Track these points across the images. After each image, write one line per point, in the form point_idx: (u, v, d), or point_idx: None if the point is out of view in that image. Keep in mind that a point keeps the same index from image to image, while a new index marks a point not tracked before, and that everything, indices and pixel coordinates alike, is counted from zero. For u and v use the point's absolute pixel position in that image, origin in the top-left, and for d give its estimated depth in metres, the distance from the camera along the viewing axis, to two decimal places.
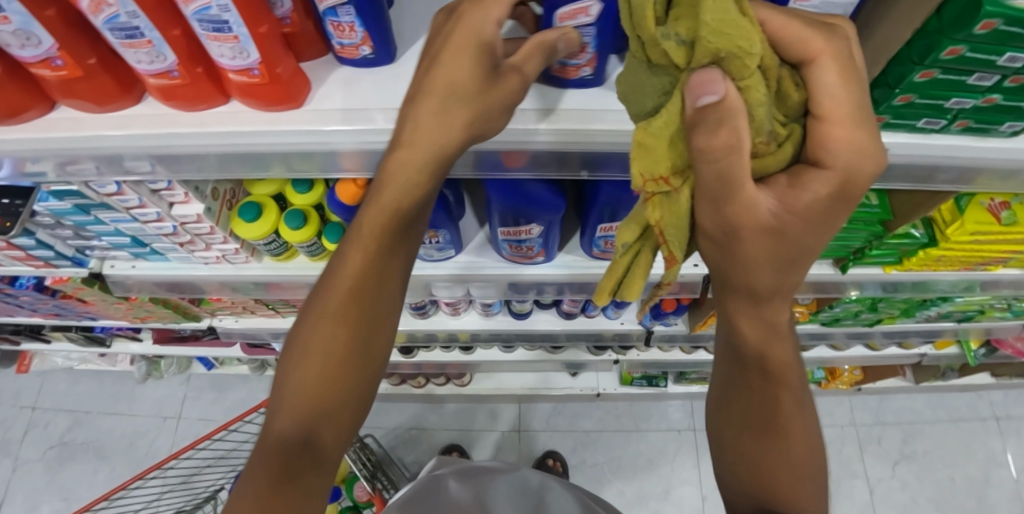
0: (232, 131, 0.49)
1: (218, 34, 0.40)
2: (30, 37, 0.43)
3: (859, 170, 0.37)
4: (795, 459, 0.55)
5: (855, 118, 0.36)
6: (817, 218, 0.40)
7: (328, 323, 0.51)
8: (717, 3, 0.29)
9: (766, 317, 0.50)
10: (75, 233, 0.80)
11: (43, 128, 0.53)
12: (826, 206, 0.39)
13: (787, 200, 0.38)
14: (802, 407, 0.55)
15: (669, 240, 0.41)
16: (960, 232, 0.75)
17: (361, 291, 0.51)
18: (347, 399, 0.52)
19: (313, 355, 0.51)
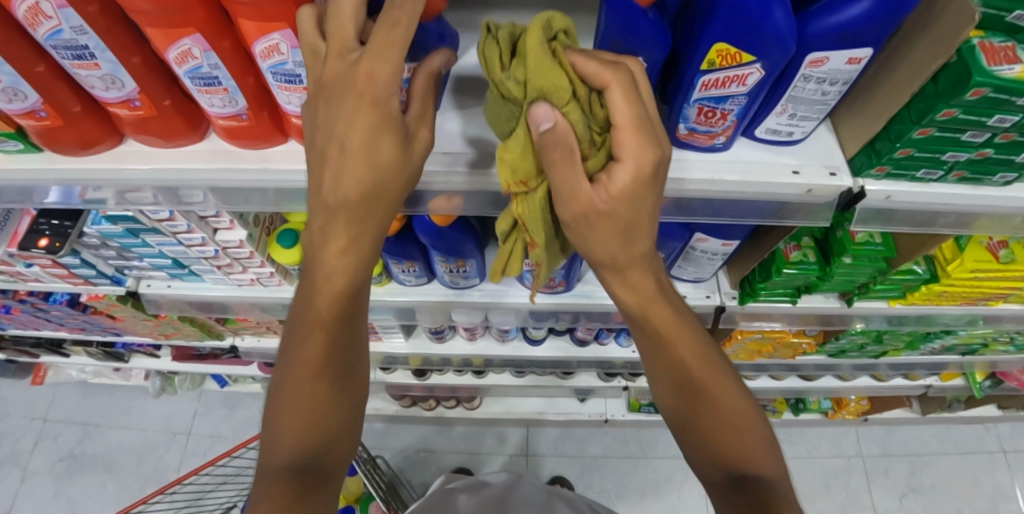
0: (292, 169, 0.53)
1: (289, 85, 0.44)
2: (115, 81, 0.46)
3: (650, 159, 0.41)
4: (728, 414, 0.53)
5: (633, 123, 0.40)
6: (640, 200, 0.44)
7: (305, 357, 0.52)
8: (538, 54, 0.37)
9: (637, 280, 0.51)
10: (118, 253, 0.83)
11: (113, 160, 0.56)
12: (642, 192, 0.43)
13: (614, 193, 0.43)
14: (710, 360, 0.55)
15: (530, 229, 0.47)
16: (960, 269, 0.78)
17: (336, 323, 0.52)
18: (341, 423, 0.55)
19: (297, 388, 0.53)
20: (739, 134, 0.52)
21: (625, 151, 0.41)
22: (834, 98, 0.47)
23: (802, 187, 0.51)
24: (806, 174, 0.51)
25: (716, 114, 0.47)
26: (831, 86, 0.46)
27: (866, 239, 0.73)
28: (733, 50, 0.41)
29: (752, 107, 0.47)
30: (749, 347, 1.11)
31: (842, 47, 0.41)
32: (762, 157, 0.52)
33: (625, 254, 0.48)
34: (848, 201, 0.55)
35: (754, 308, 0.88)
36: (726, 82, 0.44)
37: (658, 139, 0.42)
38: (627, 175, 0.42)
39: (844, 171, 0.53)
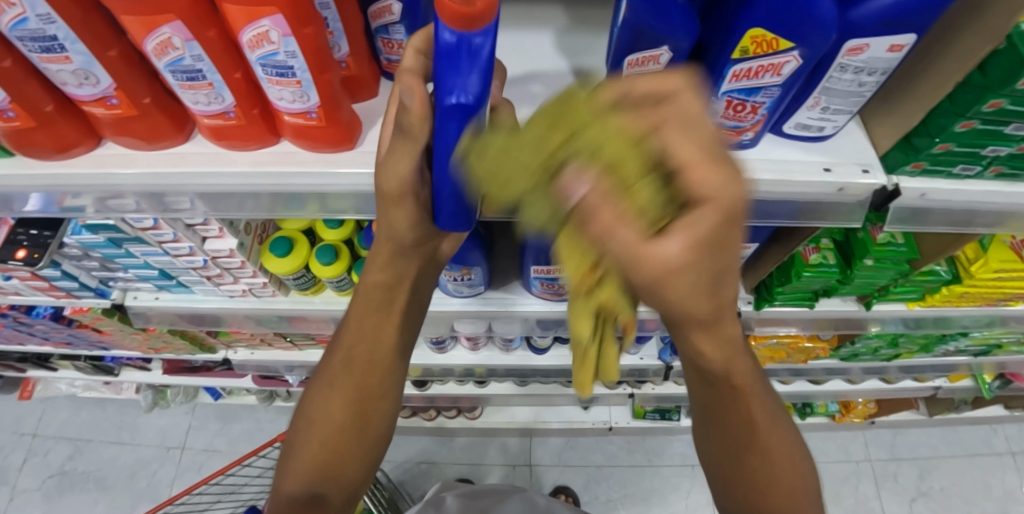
0: (285, 172, 0.49)
1: (281, 79, 0.40)
2: (89, 77, 0.42)
3: (732, 197, 0.28)
4: (783, 460, 0.54)
5: (708, 155, 0.28)
6: (713, 257, 0.30)
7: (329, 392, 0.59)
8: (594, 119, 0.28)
9: (723, 335, 0.39)
10: (101, 264, 0.79)
11: (91, 164, 0.52)
12: (722, 233, 0.29)
13: (696, 239, 0.28)
14: (773, 417, 0.53)
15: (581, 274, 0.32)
16: (984, 269, 0.75)
17: (354, 363, 0.58)
18: (350, 458, 0.59)
19: (314, 424, 0.58)
20: (767, 130, 0.49)
21: (701, 190, 0.28)
22: (871, 89, 0.44)
23: (833, 186, 0.48)
24: (838, 171, 0.48)
25: (746, 107, 0.44)
26: (870, 76, 0.42)
27: (888, 240, 0.70)
28: (770, 36, 0.38)
29: (784, 100, 0.44)
30: (762, 353, 1.07)
31: (885, 33, 0.38)
32: (790, 154, 0.49)
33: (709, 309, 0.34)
34: (882, 200, 0.51)
35: (769, 313, 0.85)
36: (760, 72, 0.41)
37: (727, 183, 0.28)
38: (685, 246, 0.28)
39: (877, 168, 0.49)
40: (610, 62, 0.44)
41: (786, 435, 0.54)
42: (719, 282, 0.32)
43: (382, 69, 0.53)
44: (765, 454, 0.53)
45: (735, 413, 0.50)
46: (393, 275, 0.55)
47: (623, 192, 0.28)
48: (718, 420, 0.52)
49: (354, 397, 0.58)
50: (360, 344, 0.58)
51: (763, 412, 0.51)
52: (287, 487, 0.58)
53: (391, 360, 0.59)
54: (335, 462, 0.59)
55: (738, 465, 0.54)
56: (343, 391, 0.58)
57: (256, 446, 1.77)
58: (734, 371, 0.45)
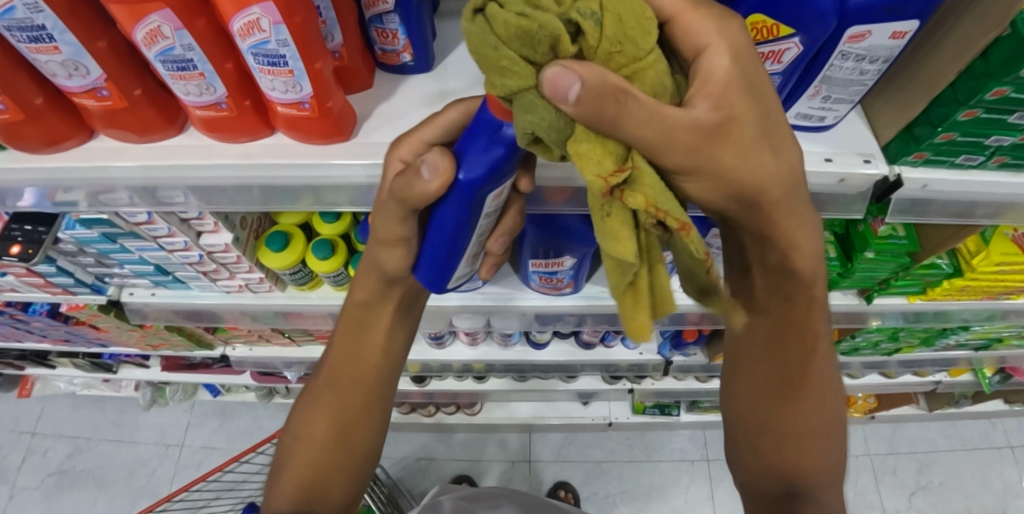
0: (278, 165, 0.49)
1: (273, 69, 0.40)
2: (79, 67, 0.42)
3: (738, 32, 0.34)
4: (829, 416, 0.55)
5: (697, 6, 0.34)
6: (752, 94, 0.35)
7: (316, 407, 0.59)
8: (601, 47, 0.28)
9: (795, 236, 0.44)
10: (97, 260, 0.78)
11: (83, 158, 0.51)
12: (742, 78, 0.34)
13: (713, 92, 0.33)
14: (828, 370, 0.55)
15: (670, 212, 0.28)
16: (986, 262, 0.74)
17: (340, 378, 0.59)
18: (334, 475, 0.59)
19: (303, 438, 0.59)
20: None
21: (705, 40, 0.33)
22: (873, 77, 0.43)
23: (834, 176, 0.47)
24: (839, 161, 0.47)
25: None
26: (871, 63, 0.42)
27: (889, 233, 0.69)
28: (771, 22, 0.37)
29: (785, 87, 0.43)
30: None
31: (887, 19, 0.37)
32: None
33: (771, 174, 0.38)
34: (883, 191, 0.51)
35: None
36: (759, 60, 0.40)
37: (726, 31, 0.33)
38: (727, 66, 0.33)
39: (879, 157, 0.49)
40: None
41: (830, 378, 0.55)
42: (772, 141, 0.37)
43: (376, 60, 0.52)
44: (813, 391, 0.54)
45: (795, 335, 0.53)
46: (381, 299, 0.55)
47: (656, 76, 0.29)
48: (777, 354, 0.54)
49: (340, 412, 0.59)
50: (345, 360, 0.59)
51: (821, 340, 0.53)
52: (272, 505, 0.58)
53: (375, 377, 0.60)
54: (321, 478, 0.59)
55: (785, 402, 0.55)
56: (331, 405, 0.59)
57: (256, 443, 1.77)
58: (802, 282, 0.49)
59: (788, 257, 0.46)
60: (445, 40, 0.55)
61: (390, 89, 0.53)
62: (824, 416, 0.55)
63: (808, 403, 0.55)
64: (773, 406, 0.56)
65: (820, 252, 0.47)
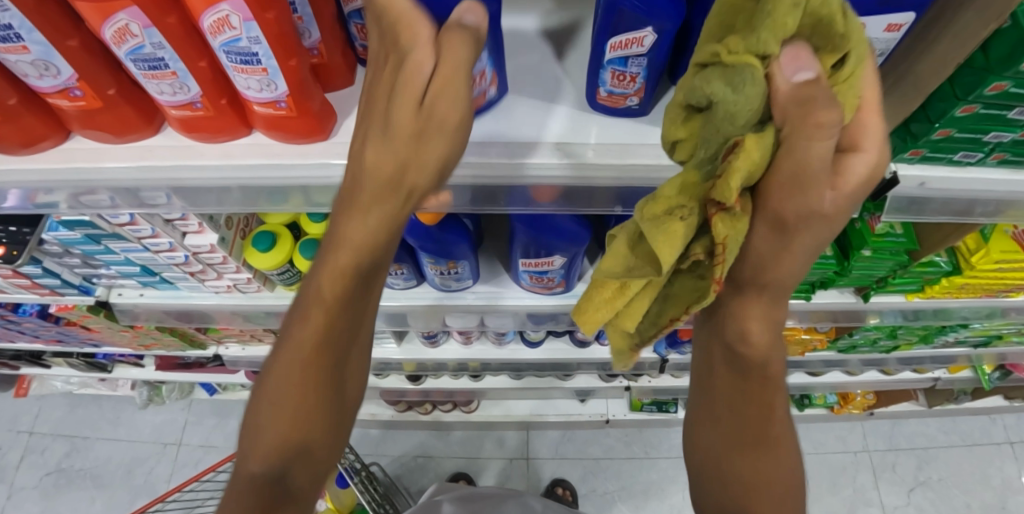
0: (259, 165, 0.48)
1: (246, 67, 0.38)
2: (49, 67, 0.40)
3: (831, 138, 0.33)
4: (786, 483, 0.54)
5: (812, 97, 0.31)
6: (813, 192, 0.37)
7: (296, 375, 0.48)
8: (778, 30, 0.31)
9: (765, 317, 0.48)
10: (83, 261, 0.77)
11: (59, 159, 0.50)
12: (816, 173, 0.35)
13: (798, 178, 0.35)
14: (788, 436, 0.54)
15: (723, 260, 0.36)
16: (985, 260, 0.73)
17: (329, 345, 0.48)
18: (315, 440, 0.51)
19: (280, 404, 0.49)
20: None
21: (812, 134, 0.33)
22: (868, 72, 0.42)
23: None
24: None
25: None
26: (866, 58, 0.40)
27: (886, 230, 0.68)
28: None
29: None
30: None
31: (883, 12, 0.36)
32: None
33: (775, 252, 0.42)
34: (879, 189, 0.49)
35: None
36: None
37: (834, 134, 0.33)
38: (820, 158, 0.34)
39: None
40: (594, 45, 0.42)
41: (788, 443, 0.55)
42: (793, 229, 0.40)
43: (357, 58, 0.51)
44: (770, 458, 0.54)
45: (754, 402, 0.53)
46: (376, 242, 0.45)
47: (763, 146, 0.33)
48: (738, 420, 0.54)
49: (319, 391, 0.49)
50: (334, 322, 0.47)
51: (779, 408, 0.53)
52: (248, 468, 0.50)
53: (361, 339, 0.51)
54: (300, 440, 0.50)
55: (737, 463, 0.55)
56: (300, 383, 0.48)
57: None
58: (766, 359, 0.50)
59: (745, 340, 0.49)
60: None
61: None
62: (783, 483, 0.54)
63: (767, 466, 0.54)
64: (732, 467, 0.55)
65: (774, 336, 0.49)
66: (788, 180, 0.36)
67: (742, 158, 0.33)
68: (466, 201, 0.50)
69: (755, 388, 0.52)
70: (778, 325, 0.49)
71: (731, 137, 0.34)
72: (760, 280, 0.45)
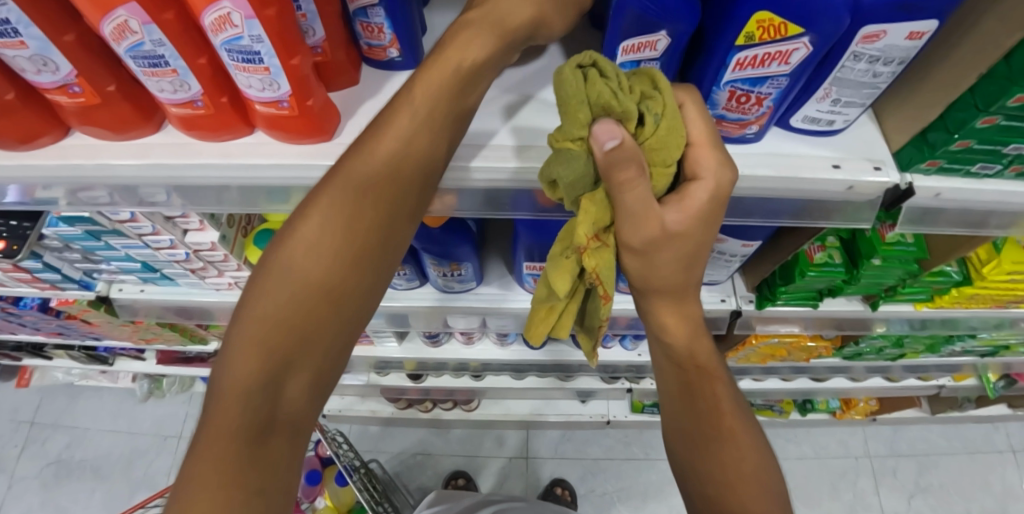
0: (260, 165, 0.47)
1: (247, 65, 0.38)
2: (47, 63, 0.39)
3: (726, 177, 0.39)
4: (761, 473, 0.53)
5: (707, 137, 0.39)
6: (709, 225, 0.41)
7: (312, 275, 0.39)
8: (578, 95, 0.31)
9: (686, 310, 0.51)
10: (83, 256, 0.76)
11: (59, 156, 0.49)
12: (711, 211, 0.40)
13: (686, 210, 0.39)
14: (747, 424, 0.55)
15: (603, 282, 0.38)
16: (996, 271, 0.72)
17: (361, 237, 0.40)
18: (322, 359, 0.41)
19: (278, 305, 0.39)
20: (772, 123, 0.46)
21: (701, 168, 0.39)
22: (886, 80, 0.41)
23: (843, 183, 0.45)
24: (848, 168, 0.45)
25: (750, 98, 0.41)
26: (885, 65, 0.39)
27: (897, 239, 0.66)
28: (777, 20, 0.35)
29: (792, 91, 0.41)
30: (762, 351, 1.04)
31: (905, 19, 0.35)
32: (795, 150, 0.46)
33: (680, 280, 0.46)
34: (894, 199, 0.48)
35: (771, 312, 0.82)
36: (765, 61, 0.38)
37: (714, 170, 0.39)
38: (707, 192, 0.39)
39: (890, 165, 0.46)
40: (604, 48, 0.41)
41: (751, 435, 0.54)
42: (694, 260, 0.45)
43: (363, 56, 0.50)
44: (735, 449, 0.53)
45: (698, 394, 0.55)
46: (409, 167, 0.39)
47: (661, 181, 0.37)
48: (693, 414, 0.55)
49: (318, 342, 0.40)
50: (374, 216, 0.40)
51: (727, 398, 0.54)
52: (235, 383, 0.38)
53: (376, 291, 0.42)
54: (303, 353, 0.39)
55: (699, 463, 0.55)
56: (294, 315, 0.39)
57: None
58: (696, 348, 0.53)
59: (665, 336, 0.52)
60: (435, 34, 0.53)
61: (375, 86, 0.50)
62: (758, 475, 0.53)
63: (736, 458, 0.53)
64: (701, 466, 0.55)
65: (695, 328, 0.52)
66: (630, 220, 0.38)
67: (582, 214, 0.35)
68: (471, 204, 0.49)
69: (693, 378, 0.54)
70: (697, 319, 0.52)
71: (581, 195, 0.36)
72: (659, 287, 0.47)
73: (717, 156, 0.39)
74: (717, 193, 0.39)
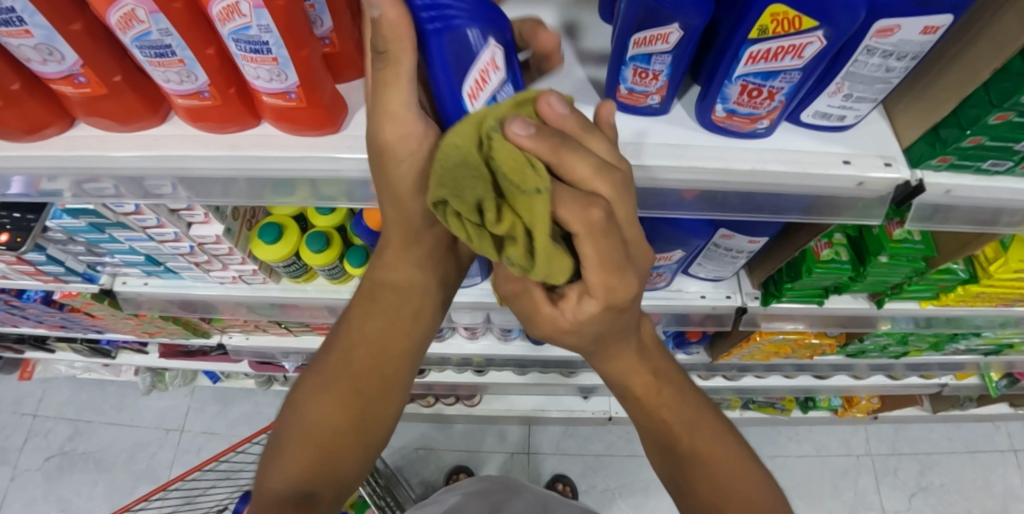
0: (266, 157, 0.47)
1: (255, 56, 0.37)
2: (53, 52, 0.39)
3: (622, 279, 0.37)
4: (735, 477, 0.55)
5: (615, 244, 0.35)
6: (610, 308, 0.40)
7: (330, 390, 0.56)
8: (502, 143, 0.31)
9: (617, 357, 0.51)
10: (88, 249, 0.76)
11: (63, 146, 0.49)
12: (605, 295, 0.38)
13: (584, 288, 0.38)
14: (710, 434, 0.56)
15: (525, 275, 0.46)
16: (1003, 269, 0.71)
17: (364, 358, 0.57)
18: (349, 456, 0.57)
19: (311, 421, 0.56)
20: (783, 118, 0.46)
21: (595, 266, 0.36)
22: (899, 75, 0.40)
23: (853, 179, 0.44)
24: (858, 164, 0.44)
25: (762, 92, 0.41)
26: (899, 60, 0.39)
27: (904, 237, 0.66)
28: (793, 14, 0.34)
29: (804, 85, 0.40)
30: (766, 348, 1.04)
31: (920, 14, 0.34)
32: (808, 145, 0.46)
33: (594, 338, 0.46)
34: (904, 196, 0.48)
35: (776, 309, 0.82)
36: (779, 54, 0.37)
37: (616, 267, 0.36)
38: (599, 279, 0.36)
39: (901, 161, 0.46)
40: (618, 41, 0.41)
41: (720, 444, 0.56)
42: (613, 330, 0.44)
43: None
44: (704, 462, 0.55)
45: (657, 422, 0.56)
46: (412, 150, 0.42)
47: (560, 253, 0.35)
48: (654, 436, 0.57)
49: (343, 449, 0.56)
50: (369, 340, 0.57)
51: (678, 417, 0.56)
52: (273, 485, 0.55)
53: (381, 391, 0.57)
54: (329, 457, 0.56)
55: (682, 480, 0.56)
56: (327, 428, 0.56)
57: (255, 429, 1.77)
58: (632, 383, 0.54)
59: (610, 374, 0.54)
60: None
61: None
62: (733, 479, 0.55)
63: (705, 472, 0.55)
64: (682, 485, 0.56)
65: (631, 365, 0.52)
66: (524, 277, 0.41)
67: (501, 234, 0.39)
68: None
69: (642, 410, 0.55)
70: (632, 362, 0.52)
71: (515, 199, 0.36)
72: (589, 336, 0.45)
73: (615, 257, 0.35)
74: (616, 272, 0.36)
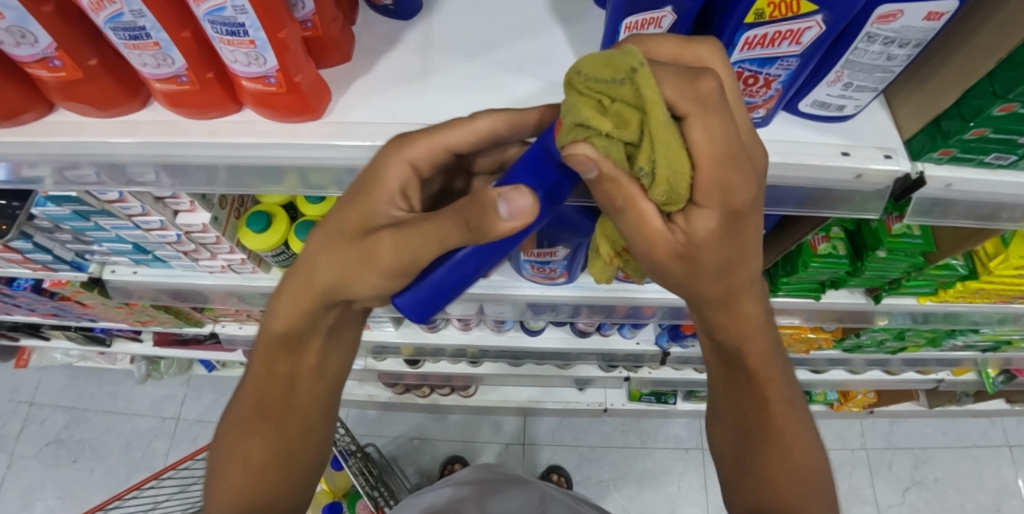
0: (248, 142, 0.45)
1: (232, 38, 0.36)
2: (26, 35, 0.38)
3: (742, 194, 0.30)
4: (805, 476, 0.53)
5: (717, 156, 0.28)
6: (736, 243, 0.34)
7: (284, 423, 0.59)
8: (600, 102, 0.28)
9: (740, 317, 0.44)
10: (75, 237, 0.75)
11: (41, 133, 0.48)
12: (721, 234, 0.33)
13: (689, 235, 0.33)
14: (797, 417, 0.53)
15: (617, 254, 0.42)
16: (1003, 265, 0.70)
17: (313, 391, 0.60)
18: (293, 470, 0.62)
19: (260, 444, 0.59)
20: (780, 107, 0.44)
21: (708, 192, 0.30)
22: (900, 64, 0.39)
23: (852, 171, 0.43)
24: (857, 155, 0.43)
25: (759, 79, 0.40)
26: (900, 48, 0.37)
27: (903, 231, 0.65)
28: None
29: (803, 71, 0.39)
30: None
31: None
32: (804, 135, 0.45)
33: (719, 287, 0.38)
34: (904, 189, 0.47)
35: (771, 303, 0.81)
36: (776, 39, 0.36)
37: (735, 191, 0.30)
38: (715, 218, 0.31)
39: (900, 153, 0.45)
40: (607, 24, 0.39)
41: (805, 435, 0.53)
42: (727, 269, 0.36)
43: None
44: (779, 452, 0.53)
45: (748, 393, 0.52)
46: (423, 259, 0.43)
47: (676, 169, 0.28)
48: (738, 411, 0.54)
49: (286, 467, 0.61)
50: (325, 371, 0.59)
51: (776, 402, 0.52)
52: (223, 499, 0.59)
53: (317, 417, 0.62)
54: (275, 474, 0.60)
55: (747, 448, 0.55)
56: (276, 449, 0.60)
57: None
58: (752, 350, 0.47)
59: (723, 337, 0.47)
60: (435, 11, 0.51)
61: (368, 65, 0.49)
62: (802, 473, 0.53)
63: (779, 454, 0.53)
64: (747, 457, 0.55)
65: (757, 329, 0.45)
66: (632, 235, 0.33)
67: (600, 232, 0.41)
68: None
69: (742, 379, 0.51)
70: (756, 324, 0.45)
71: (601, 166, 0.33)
72: (706, 295, 0.39)
73: (728, 177, 0.30)
74: (732, 208, 0.31)
